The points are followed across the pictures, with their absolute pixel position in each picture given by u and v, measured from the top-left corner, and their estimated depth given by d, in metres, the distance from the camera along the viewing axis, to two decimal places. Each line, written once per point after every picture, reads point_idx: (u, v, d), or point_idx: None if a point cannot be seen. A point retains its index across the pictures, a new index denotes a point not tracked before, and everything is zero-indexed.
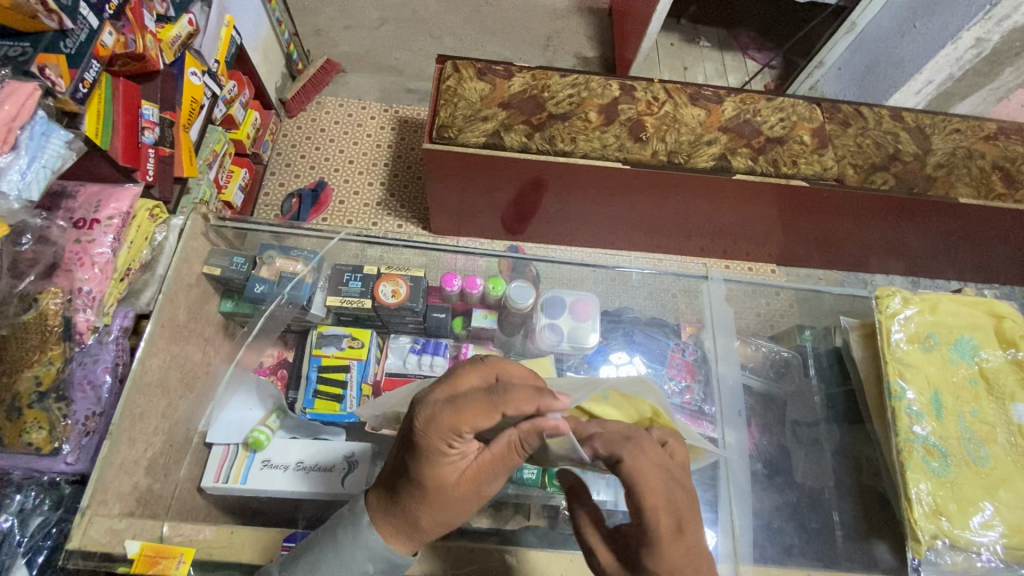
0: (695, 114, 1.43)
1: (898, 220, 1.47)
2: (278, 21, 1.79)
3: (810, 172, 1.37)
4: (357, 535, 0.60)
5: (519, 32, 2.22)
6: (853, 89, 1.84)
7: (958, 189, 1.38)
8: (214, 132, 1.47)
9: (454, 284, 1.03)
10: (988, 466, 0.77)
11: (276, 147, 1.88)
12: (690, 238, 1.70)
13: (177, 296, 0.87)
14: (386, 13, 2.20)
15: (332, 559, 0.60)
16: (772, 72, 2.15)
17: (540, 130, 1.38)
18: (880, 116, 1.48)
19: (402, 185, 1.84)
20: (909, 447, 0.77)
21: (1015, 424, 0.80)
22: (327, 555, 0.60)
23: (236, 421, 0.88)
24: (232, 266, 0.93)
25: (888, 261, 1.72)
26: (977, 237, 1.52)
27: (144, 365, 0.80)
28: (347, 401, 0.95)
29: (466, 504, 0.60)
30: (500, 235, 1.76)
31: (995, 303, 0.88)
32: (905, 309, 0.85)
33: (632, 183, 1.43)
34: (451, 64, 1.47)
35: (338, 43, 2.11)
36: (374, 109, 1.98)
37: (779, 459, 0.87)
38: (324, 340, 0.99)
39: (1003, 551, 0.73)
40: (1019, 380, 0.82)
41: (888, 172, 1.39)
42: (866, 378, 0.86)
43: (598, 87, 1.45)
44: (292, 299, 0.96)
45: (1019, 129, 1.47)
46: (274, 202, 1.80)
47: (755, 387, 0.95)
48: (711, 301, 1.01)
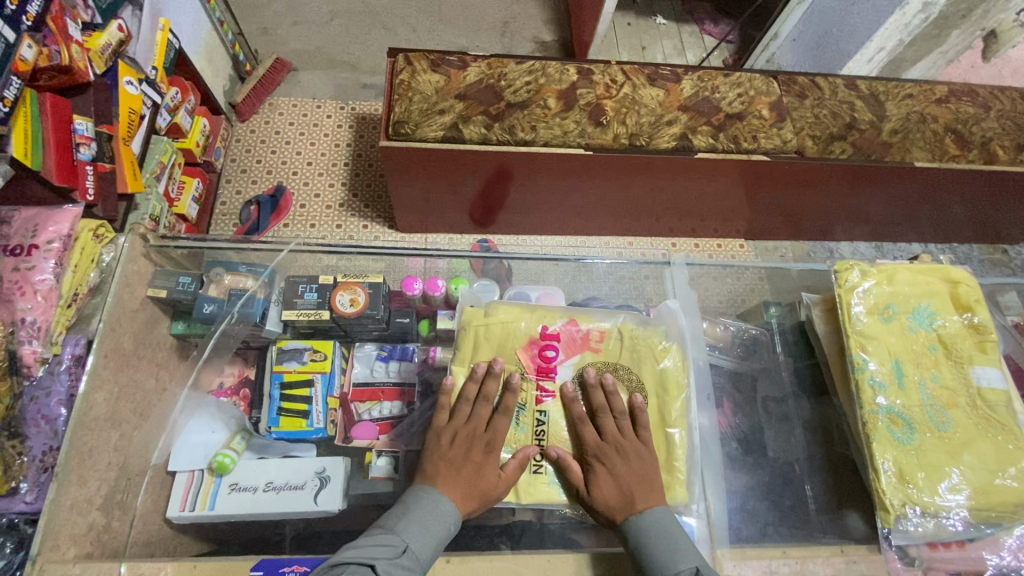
0: (653, 94, 1.42)
1: (860, 187, 1.49)
2: (219, 20, 1.71)
3: (770, 145, 1.38)
4: (432, 492, 0.71)
5: (474, 19, 2.17)
6: (808, 60, 1.85)
7: (913, 153, 1.40)
8: (159, 142, 1.40)
9: (415, 287, 1.01)
10: (949, 431, 0.78)
11: (229, 154, 1.81)
12: (659, 219, 1.71)
13: (121, 323, 0.82)
14: (335, 7, 2.13)
15: (420, 513, 0.69)
16: (729, 47, 2.16)
17: (500, 120, 1.35)
18: (836, 84, 1.49)
19: (364, 184, 1.80)
20: (873, 419, 0.78)
21: (974, 388, 0.81)
22: (416, 509, 0.69)
23: (200, 446, 0.87)
24: (179, 285, 0.90)
25: (851, 228, 1.75)
26: (934, 198, 1.55)
27: (89, 400, 0.75)
28: (313, 416, 0.92)
29: (484, 461, 0.74)
30: (470, 229, 1.74)
31: (949, 269, 0.90)
32: (864, 282, 0.86)
33: (596, 168, 1.41)
34: (403, 57, 1.42)
35: (287, 40, 2.04)
36: (329, 107, 1.92)
37: (751, 436, 0.89)
38: (285, 355, 0.95)
39: (969, 513, 0.74)
40: (976, 343, 0.84)
41: (845, 141, 1.40)
42: (831, 352, 0.87)
43: (556, 72, 1.43)
44: (243, 317, 0.91)
45: (967, 91, 1.50)
46: (232, 211, 1.73)
47: (725, 366, 0.96)
48: (675, 283, 0.99)
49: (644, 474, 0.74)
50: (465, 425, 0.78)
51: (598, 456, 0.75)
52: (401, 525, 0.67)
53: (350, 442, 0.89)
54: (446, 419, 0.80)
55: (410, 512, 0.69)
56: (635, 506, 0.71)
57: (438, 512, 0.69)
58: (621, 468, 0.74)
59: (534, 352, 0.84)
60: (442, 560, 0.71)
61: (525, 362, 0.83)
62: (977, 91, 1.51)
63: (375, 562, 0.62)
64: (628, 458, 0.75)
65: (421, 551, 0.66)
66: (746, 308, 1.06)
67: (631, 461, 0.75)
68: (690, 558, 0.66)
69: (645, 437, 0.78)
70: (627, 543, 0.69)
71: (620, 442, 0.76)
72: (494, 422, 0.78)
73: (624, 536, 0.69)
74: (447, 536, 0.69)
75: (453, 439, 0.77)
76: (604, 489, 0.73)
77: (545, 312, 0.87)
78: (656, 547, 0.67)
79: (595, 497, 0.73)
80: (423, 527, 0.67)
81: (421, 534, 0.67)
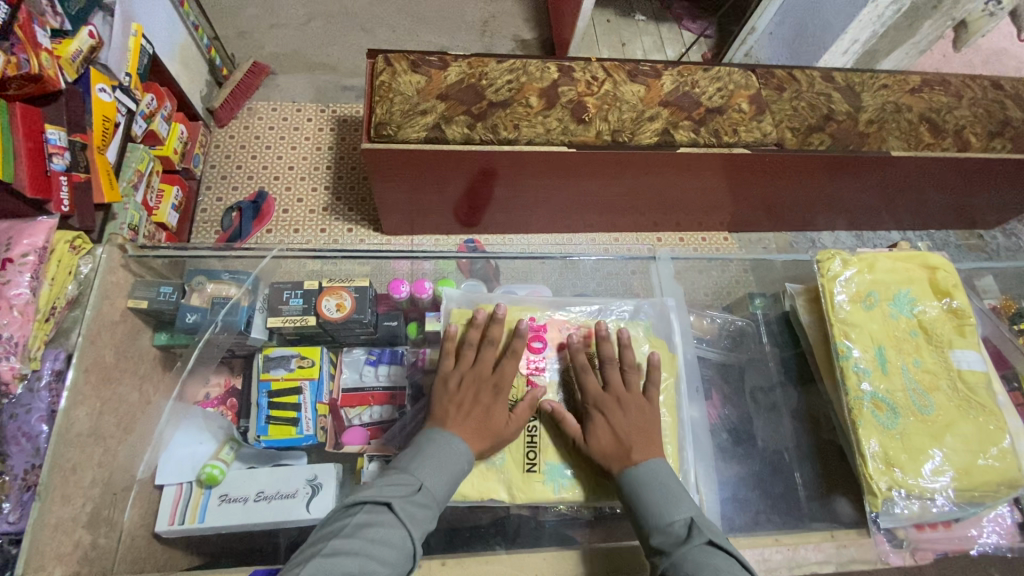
0: (635, 90, 1.43)
1: (839, 176, 1.52)
2: (193, 24, 1.68)
3: (750, 138, 1.39)
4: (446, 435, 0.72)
5: (454, 18, 2.16)
6: (785, 53, 1.88)
7: (889, 143, 1.43)
8: (136, 150, 1.38)
9: (402, 289, 1.00)
10: (932, 414, 0.79)
11: (209, 160, 1.78)
12: (644, 214, 1.72)
13: (101, 336, 0.80)
14: (312, 9, 2.11)
15: (435, 452, 0.70)
16: (708, 42, 2.18)
17: (482, 119, 1.35)
18: (813, 77, 1.51)
19: (348, 187, 1.78)
20: (858, 405, 0.79)
21: (955, 370, 0.83)
22: (431, 449, 0.70)
23: (188, 458, 0.86)
24: (160, 296, 0.88)
25: (832, 218, 1.78)
26: (911, 186, 1.58)
27: (71, 416, 0.73)
28: (302, 423, 0.91)
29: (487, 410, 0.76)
30: (456, 229, 1.73)
31: (927, 256, 0.92)
32: (846, 271, 0.87)
33: (580, 165, 1.42)
34: (382, 58, 1.41)
35: (264, 44, 2.01)
36: (310, 110, 1.90)
37: (740, 426, 0.90)
38: (272, 362, 0.94)
39: (954, 494, 0.75)
40: (955, 327, 0.86)
41: (824, 132, 1.42)
42: (815, 341, 0.88)
43: (537, 70, 1.43)
44: (228, 325, 0.90)
45: (940, 80, 1.54)
46: (214, 218, 1.71)
47: (712, 358, 0.97)
48: (660, 278, 1.01)
49: (644, 427, 0.76)
50: (460, 402, 0.76)
51: (598, 405, 0.76)
52: (416, 464, 0.69)
53: (341, 448, 0.89)
54: (452, 364, 0.81)
55: (425, 453, 0.70)
56: (631, 457, 0.72)
57: (449, 448, 0.71)
58: (620, 420, 0.75)
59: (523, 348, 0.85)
60: (439, 562, 0.72)
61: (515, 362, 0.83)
62: (949, 80, 1.55)
63: (392, 501, 0.64)
64: (628, 411, 0.76)
65: (436, 488, 0.68)
66: (732, 300, 1.08)
67: (632, 414, 0.76)
68: (685, 510, 0.67)
69: (648, 393, 0.79)
70: (622, 489, 0.71)
71: (621, 394, 0.78)
72: (492, 406, 0.76)
73: (619, 482, 0.71)
74: (461, 474, 0.71)
75: (459, 382, 0.78)
76: (602, 438, 0.74)
77: (529, 308, 0.88)
78: (651, 495, 0.68)
79: (593, 446, 0.74)
80: (435, 465, 0.69)
81: (436, 473, 0.68)
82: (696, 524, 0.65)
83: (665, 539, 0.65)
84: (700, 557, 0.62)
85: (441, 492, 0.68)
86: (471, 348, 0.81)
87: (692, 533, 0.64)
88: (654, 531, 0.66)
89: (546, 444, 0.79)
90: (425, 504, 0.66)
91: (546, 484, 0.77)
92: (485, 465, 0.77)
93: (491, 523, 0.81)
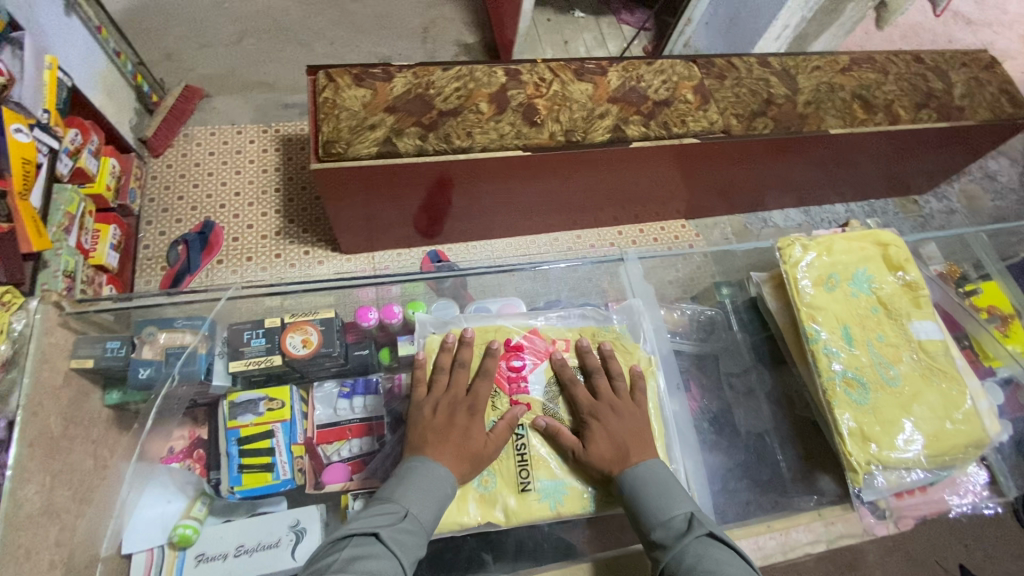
0: (583, 89, 1.43)
1: (784, 157, 1.57)
2: (115, 51, 1.57)
3: (698, 128, 1.42)
4: (426, 463, 0.70)
5: (393, 26, 2.12)
6: (722, 42, 1.93)
7: (827, 121, 1.49)
8: (63, 191, 1.28)
9: (371, 317, 0.97)
10: (899, 385, 0.83)
11: (147, 193, 1.68)
12: (605, 209, 1.73)
13: (44, 403, 0.73)
14: (243, 26, 2.02)
15: (417, 478, 0.69)
16: (648, 35, 2.21)
17: (434, 130, 1.32)
18: (751, 63, 1.55)
19: (300, 209, 1.72)
20: (831, 385, 0.82)
21: (916, 341, 0.86)
22: (412, 474, 0.69)
23: (157, 519, 0.82)
24: (107, 352, 0.81)
25: (781, 196, 1.85)
26: (850, 160, 1.66)
27: (18, 496, 0.65)
28: (279, 468, 0.87)
29: (468, 439, 0.73)
30: (417, 241, 1.70)
31: (879, 233, 0.96)
32: (806, 256, 0.90)
33: (537, 167, 1.41)
34: (323, 74, 1.36)
35: (195, 66, 1.91)
36: (251, 132, 1.82)
37: (721, 415, 0.91)
38: (238, 408, 0.90)
39: (927, 461, 0.78)
40: (911, 300, 0.90)
41: (766, 116, 1.47)
42: (784, 325, 0.91)
43: (484, 76, 1.41)
44: (187, 376, 0.86)
45: (867, 58, 1.61)
46: (158, 254, 1.61)
47: (687, 350, 0.98)
48: (631, 279, 1.02)
49: (638, 429, 0.77)
50: (437, 431, 0.74)
51: (593, 412, 0.77)
52: (399, 491, 0.68)
53: (322, 489, 0.85)
54: (425, 392, 0.79)
55: (407, 479, 0.69)
56: (630, 459, 0.73)
57: (436, 478, 0.70)
58: (616, 425, 0.76)
59: (504, 367, 0.83)
60: None
61: (498, 387, 0.81)
62: (875, 58, 1.62)
63: (379, 531, 0.63)
64: (622, 415, 0.77)
65: (423, 514, 0.67)
66: (699, 289, 1.09)
67: (627, 419, 0.77)
68: (684, 505, 0.68)
69: (640, 399, 0.80)
70: (622, 488, 0.71)
71: (615, 402, 0.79)
72: (470, 427, 0.74)
73: (621, 484, 0.72)
74: (446, 498, 0.70)
75: (435, 408, 0.77)
76: (601, 444, 0.74)
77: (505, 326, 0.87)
78: (652, 492, 0.69)
79: (593, 454, 0.74)
80: (421, 492, 0.68)
81: (421, 500, 0.68)
82: (696, 518, 0.66)
83: (665, 534, 0.66)
84: (702, 551, 0.63)
85: (428, 518, 0.67)
86: (443, 373, 0.80)
87: (692, 527, 0.66)
88: (654, 527, 0.67)
89: (539, 460, 0.77)
90: (413, 531, 0.65)
91: (541, 500, 0.75)
92: (476, 490, 0.75)
93: (486, 543, 0.80)
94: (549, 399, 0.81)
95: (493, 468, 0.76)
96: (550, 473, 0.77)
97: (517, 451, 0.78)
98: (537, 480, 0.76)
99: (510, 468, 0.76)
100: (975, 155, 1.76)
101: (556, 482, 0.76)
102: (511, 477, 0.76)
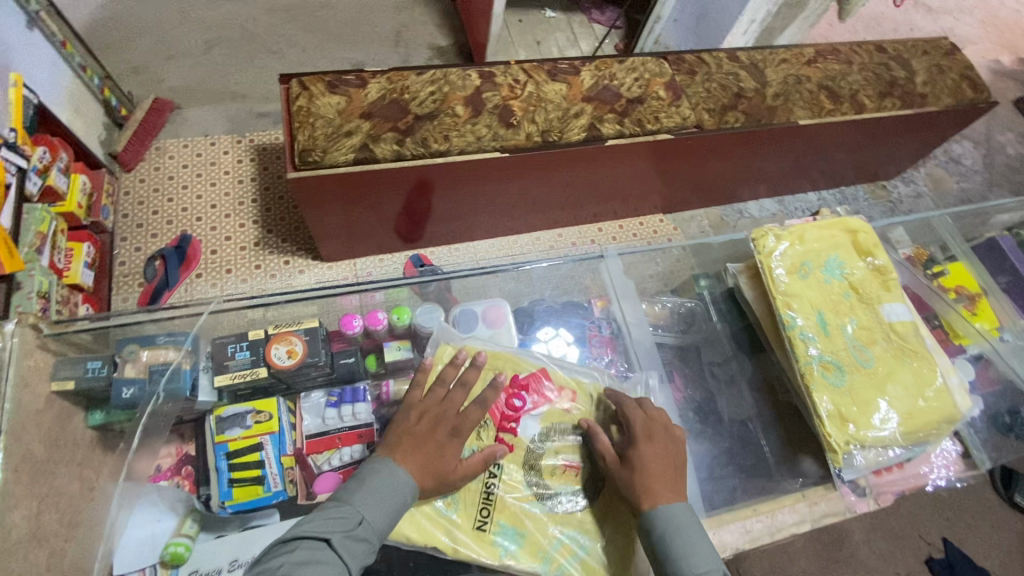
0: (557, 89, 1.45)
1: (756, 149, 1.60)
2: (81, 66, 1.54)
3: (671, 124, 1.45)
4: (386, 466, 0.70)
5: (365, 31, 2.11)
6: (692, 38, 1.96)
7: (796, 112, 1.53)
8: (33, 211, 1.26)
9: (355, 324, 0.97)
10: (873, 367, 0.86)
11: (120, 209, 1.65)
12: (585, 207, 1.75)
13: (28, 425, 0.70)
14: (212, 36, 1.99)
15: (374, 482, 0.69)
16: (619, 33, 2.24)
17: (411, 135, 1.32)
18: (719, 58, 1.59)
19: (278, 219, 1.70)
20: (809, 369, 0.84)
21: (887, 324, 0.89)
22: (371, 479, 0.70)
23: (146, 539, 0.80)
24: (88, 372, 0.80)
25: (755, 187, 1.89)
26: (820, 150, 1.70)
27: (6, 522, 0.62)
28: (270, 480, 0.87)
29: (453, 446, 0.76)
30: (399, 246, 1.69)
31: (848, 221, 0.99)
32: (779, 245, 0.93)
33: (515, 168, 1.42)
34: (297, 82, 1.35)
35: (163, 78, 1.88)
36: (225, 143, 1.80)
37: (705, 404, 0.93)
38: (225, 423, 0.89)
39: (903, 438, 0.81)
40: (881, 284, 0.93)
41: (737, 110, 1.50)
42: (761, 313, 0.93)
43: (458, 79, 1.42)
44: (171, 394, 0.85)
45: (831, 50, 1.65)
46: (135, 270, 1.58)
47: (668, 343, 1.00)
48: (612, 275, 1.04)
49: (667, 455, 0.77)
50: (425, 438, 0.75)
51: (647, 432, 0.78)
52: (355, 495, 0.68)
53: (314, 500, 0.87)
54: (420, 396, 0.81)
55: (366, 482, 0.69)
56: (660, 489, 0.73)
57: (395, 484, 0.70)
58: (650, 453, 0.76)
59: (502, 405, 0.85)
60: None
61: (490, 414, 0.84)
62: (839, 49, 1.67)
63: (330, 538, 0.63)
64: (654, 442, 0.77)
65: (378, 520, 0.67)
66: (678, 283, 1.11)
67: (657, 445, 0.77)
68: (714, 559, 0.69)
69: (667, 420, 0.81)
70: (650, 533, 0.70)
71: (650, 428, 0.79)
72: (457, 433, 0.77)
73: (653, 522, 0.70)
74: (404, 504, 0.70)
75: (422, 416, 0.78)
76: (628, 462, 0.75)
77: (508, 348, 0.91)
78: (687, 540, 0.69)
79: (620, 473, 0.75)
80: (379, 497, 0.68)
81: (378, 505, 0.68)
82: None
83: None
84: None
85: (382, 523, 0.67)
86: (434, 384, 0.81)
87: None
88: None
89: (504, 501, 0.79)
90: (365, 538, 0.65)
91: (498, 543, 0.76)
92: (439, 515, 0.76)
93: None
94: (534, 444, 0.84)
95: (459, 500, 0.78)
96: (511, 517, 0.78)
97: (486, 488, 0.79)
98: (500, 523, 0.78)
99: (474, 506, 0.78)
100: (937, 140, 1.83)
101: (515, 527, 0.78)
102: (475, 514, 0.77)
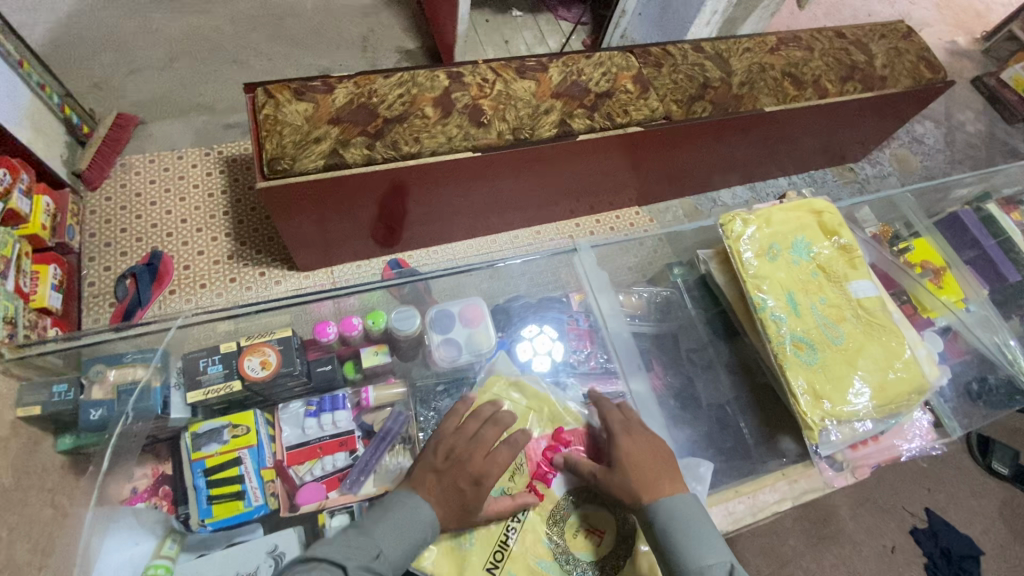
0: (526, 86, 1.45)
1: (725, 137, 1.63)
2: (39, 84, 1.49)
3: (641, 117, 1.46)
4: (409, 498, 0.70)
5: (331, 37, 2.09)
6: (656, 31, 1.99)
7: (761, 100, 1.56)
8: None
9: (330, 331, 0.96)
10: (844, 343, 0.87)
11: (86, 229, 1.60)
12: (561, 203, 1.76)
13: None
14: (174, 48, 1.95)
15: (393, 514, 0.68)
16: (585, 29, 2.26)
17: (381, 138, 1.31)
18: (685, 50, 1.61)
19: (251, 230, 1.67)
20: (782, 349, 0.85)
21: (855, 300, 0.91)
22: (393, 510, 0.68)
23: (124, 563, 0.76)
24: (55, 396, 0.81)
25: (726, 176, 1.91)
26: (787, 135, 1.73)
27: None
28: (250, 494, 0.84)
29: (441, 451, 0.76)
30: (377, 252, 1.68)
31: (813, 202, 1.01)
32: (747, 229, 0.94)
33: (487, 167, 1.42)
34: (262, 90, 1.34)
35: (126, 92, 1.84)
36: (194, 155, 1.76)
37: (685, 389, 0.94)
38: (201, 439, 0.87)
39: (875, 411, 0.83)
40: (847, 262, 0.95)
41: (704, 100, 1.52)
42: (733, 298, 0.95)
43: (427, 80, 1.41)
44: (141, 413, 0.83)
45: (793, 37, 1.68)
46: (106, 290, 1.54)
47: (647, 331, 1.01)
48: (585, 268, 1.03)
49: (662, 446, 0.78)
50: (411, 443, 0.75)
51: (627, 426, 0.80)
52: (373, 527, 0.66)
53: (298, 510, 0.85)
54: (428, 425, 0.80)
55: (387, 514, 0.68)
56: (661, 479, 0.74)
57: (418, 518, 0.69)
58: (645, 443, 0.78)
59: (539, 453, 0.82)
60: None
61: (526, 458, 0.82)
62: (800, 36, 1.70)
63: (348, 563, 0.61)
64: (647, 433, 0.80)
65: (393, 553, 0.65)
66: (655, 272, 1.14)
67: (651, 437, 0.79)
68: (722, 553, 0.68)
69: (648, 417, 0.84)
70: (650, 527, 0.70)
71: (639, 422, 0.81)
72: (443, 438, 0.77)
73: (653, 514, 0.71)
74: (421, 542, 0.68)
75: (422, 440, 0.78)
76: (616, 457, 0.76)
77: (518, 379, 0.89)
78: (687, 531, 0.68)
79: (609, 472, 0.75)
80: (397, 529, 0.67)
81: (394, 537, 0.66)
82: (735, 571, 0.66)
83: None
84: None
85: (395, 558, 0.65)
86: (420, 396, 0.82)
87: None
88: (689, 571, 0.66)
89: (521, 551, 0.75)
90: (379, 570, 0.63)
91: None
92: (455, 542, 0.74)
93: None
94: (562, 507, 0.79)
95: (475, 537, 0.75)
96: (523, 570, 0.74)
97: (504, 532, 0.76)
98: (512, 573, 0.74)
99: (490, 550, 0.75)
100: (900, 121, 1.87)
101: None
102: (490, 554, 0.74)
